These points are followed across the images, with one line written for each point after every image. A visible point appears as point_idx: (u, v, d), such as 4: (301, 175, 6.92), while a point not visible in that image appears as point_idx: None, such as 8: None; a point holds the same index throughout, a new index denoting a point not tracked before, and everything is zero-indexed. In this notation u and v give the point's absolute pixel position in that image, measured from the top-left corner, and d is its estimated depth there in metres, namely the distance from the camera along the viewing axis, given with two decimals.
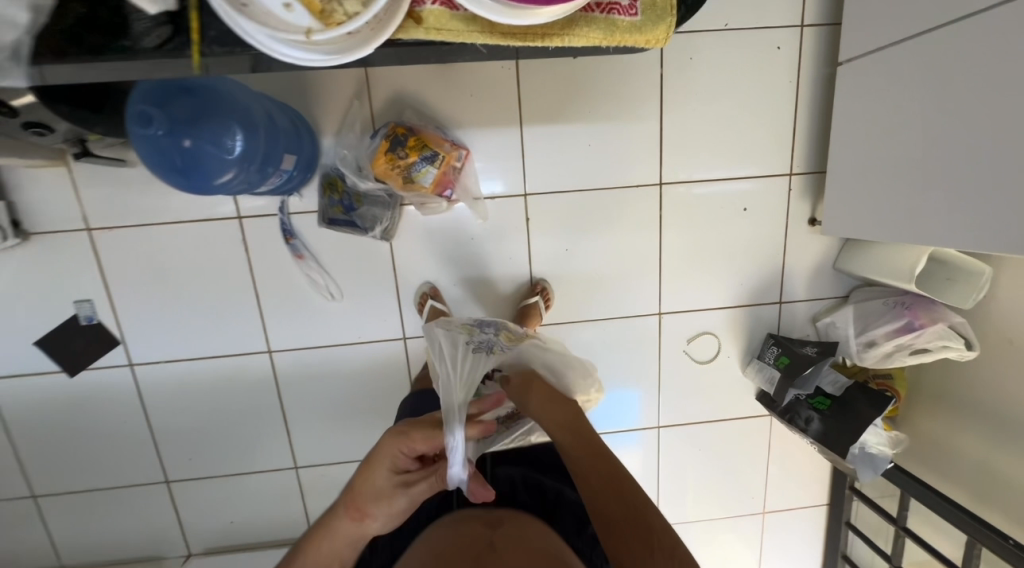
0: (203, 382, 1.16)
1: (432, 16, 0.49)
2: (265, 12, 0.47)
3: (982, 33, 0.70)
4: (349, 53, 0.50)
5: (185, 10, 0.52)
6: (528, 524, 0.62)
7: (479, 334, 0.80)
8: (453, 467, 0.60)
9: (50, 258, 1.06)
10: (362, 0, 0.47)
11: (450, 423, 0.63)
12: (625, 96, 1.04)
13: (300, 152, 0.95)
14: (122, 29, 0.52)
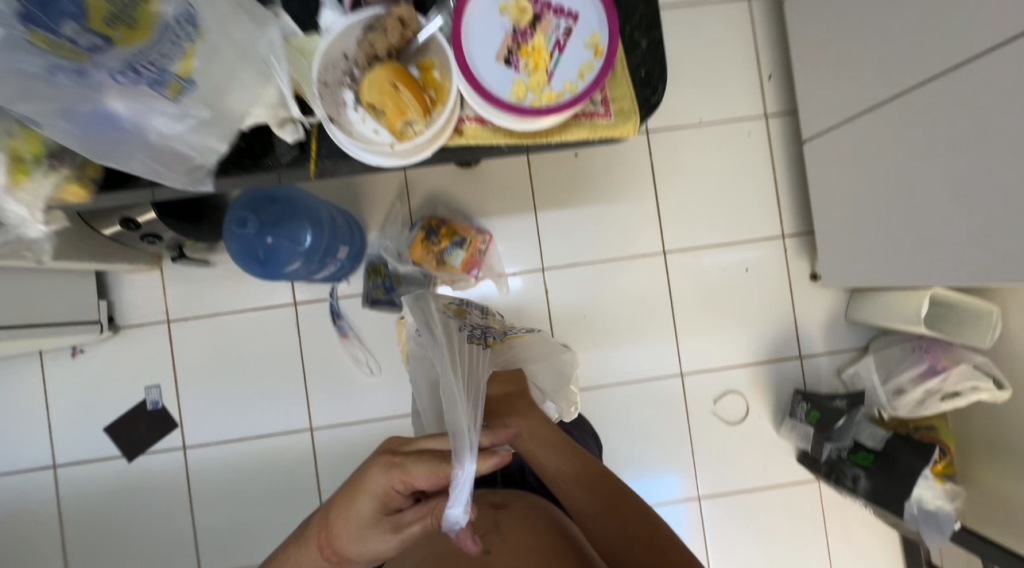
0: (249, 463, 1.22)
1: (470, 129, 0.54)
2: (351, 128, 0.54)
3: (914, 105, 0.83)
4: (410, 157, 0.53)
5: (310, 137, 0.61)
6: (528, 507, 0.73)
7: (470, 321, 0.73)
8: (454, 507, 0.49)
9: (132, 349, 1.21)
10: (430, 118, 0.52)
11: (458, 450, 0.49)
12: (623, 183, 1.22)
13: (352, 245, 1.15)
14: (265, 153, 0.61)
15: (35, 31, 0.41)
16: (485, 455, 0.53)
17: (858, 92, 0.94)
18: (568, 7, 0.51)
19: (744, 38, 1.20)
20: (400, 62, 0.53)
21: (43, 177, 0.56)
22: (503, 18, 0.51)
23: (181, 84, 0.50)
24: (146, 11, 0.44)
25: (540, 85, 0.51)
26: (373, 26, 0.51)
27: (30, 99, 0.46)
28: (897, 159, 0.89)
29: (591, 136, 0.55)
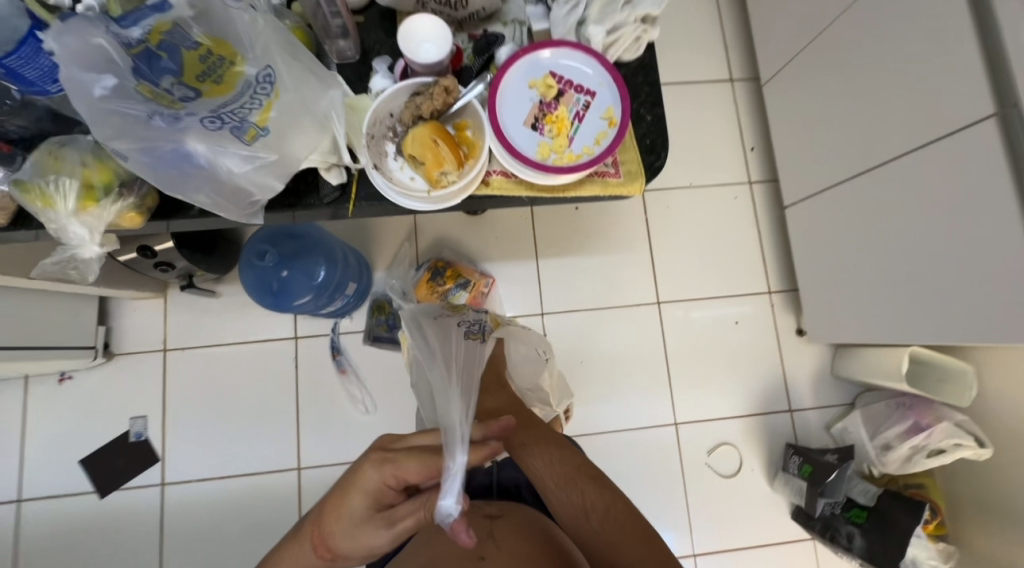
0: (228, 503, 1.16)
1: (495, 181, 0.60)
2: (390, 175, 0.59)
3: (886, 177, 0.94)
4: (441, 202, 0.58)
5: (352, 180, 0.61)
6: (524, 516, 0.75)
7: (467, 321, 0.82)
8: (446, 499, 0.55)
9: (123, 377, 1.19)
10: (463, 169, 0.58)
11: (449, 444, 0.57)
12: (619, 236, 1.30)
13: (360, 282, 1.19)
14: (309, 191, 0.61)
15: (143, 83, 0.46)
16: (476, 445, 0.62)
17: (836, 165, 1.05)
18: (586, 84, 0.59)
19: (729, 114, 1.34)
20: (440, 122, 0.59)
21: (111, 204, 0.57)
22: (531, 91, 0.59)
23: (257, 131, 0.51)
24: (232, 71, 0.48)
25: (562, 147, 0.58)
26: (421, 91, 0.57)
27: (121, 136, 0.47)
28: (874, 223, 0.98)
29: (603, 192, 0.61)
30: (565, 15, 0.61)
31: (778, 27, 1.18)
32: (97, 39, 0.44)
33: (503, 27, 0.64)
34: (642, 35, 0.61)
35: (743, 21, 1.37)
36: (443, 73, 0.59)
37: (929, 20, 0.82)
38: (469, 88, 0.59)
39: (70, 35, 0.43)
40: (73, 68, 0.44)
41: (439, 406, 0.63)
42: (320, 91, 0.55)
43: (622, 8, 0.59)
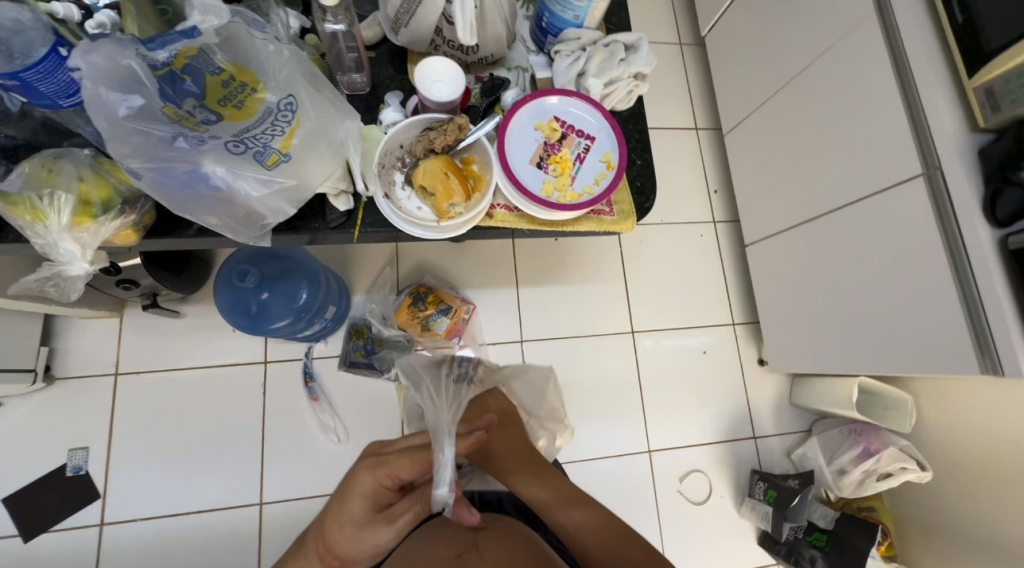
0: (177, 545, 1.06)
1: (499, 214, 0.62)
2: (399, 204, 0.61)
3: (834, 223, 1.04)
4: (446, 232, 0.60)
5: (358, 206, 0.62)
6: (509, 526, 0.73)
7: (456, 366, 0.91)
8: (441, 487, 0.61)
9: (65, 404, 1.08)
10: (470, 200, 0.60)
11: (436, 440, 0.64)
12: (595, 267, 1.35)
13: (340, 305, 1.17)
14: (315, 215, 0.61)
15: (167, 105, 0.46)
16: (464, 437, 0.71)
17: (790, 209, 1.17)
18: (587, 130, 0.64)
19: (695, 159, 1.46)
20: (450, 155, 0.61)
21: (107, 218, 0.56)
22: (536, 133, 0.63)
23: (279, 157, 0.52)
24: (254, 98, 0.50)
25: (565, 185, 0.62)
26: (434, 127, 0.60)
27: (136, 155, 0.47)
28: (825, 263, 1.08)
29: (598, 228, 0.65)
30: (567, 66, 0.67)
31: (737, 86, 1.31)
32: (126, 60, 0.43)
33: (508, 72, 0.69)
34: (633, 89, 0.68)
35: (705, 77, 1.51)
36: (455, 110, 0.62)
37: (865, 89, 0.95)
38: (479, 125, 0.61)
39: (96, 55, 0.41)
40: (100, 86, 0.43)
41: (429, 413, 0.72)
42: (338, 122, 0.56)
43: (617, 64, 0.66)
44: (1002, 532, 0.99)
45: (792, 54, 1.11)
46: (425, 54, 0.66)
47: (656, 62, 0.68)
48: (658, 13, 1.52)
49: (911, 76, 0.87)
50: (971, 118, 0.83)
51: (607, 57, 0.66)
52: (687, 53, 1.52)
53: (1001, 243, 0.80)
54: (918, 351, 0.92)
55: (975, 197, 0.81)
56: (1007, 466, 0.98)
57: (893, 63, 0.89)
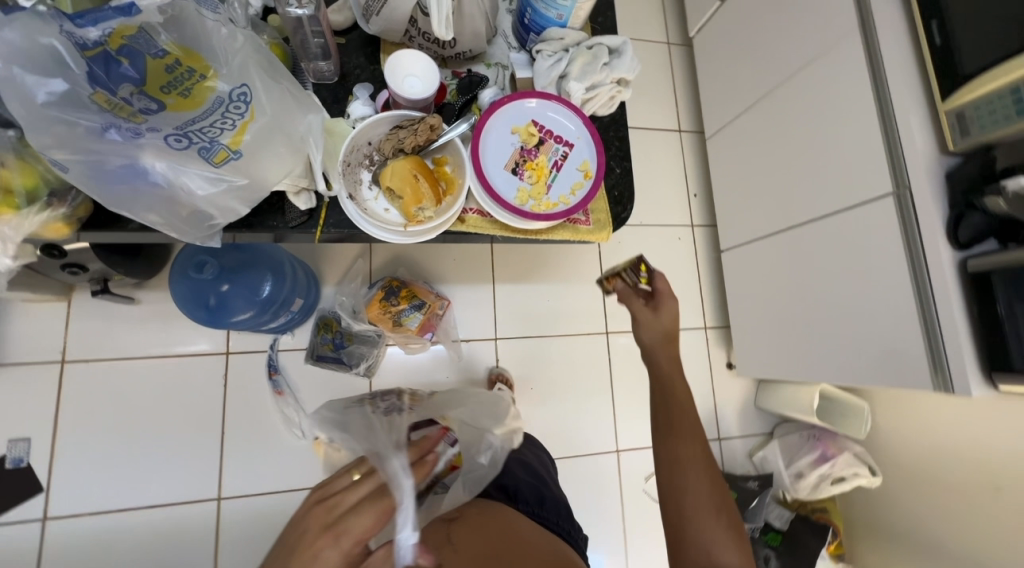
0: (128, 540, 1.02)
1: (471, 219, 0.61)
2: (367, 207, 0.59)
3: (808, 234, 1.06)
4: (413, 237, 0.57)
5: (321, 205, 0.60)
6: (485, 510, 0.64)
7: (381, 401, 0.68)
8: (404, 529, 0.44)
9: (4, 392, 1.01)
10: (440, 205, 0.57)
11: (387, 472, 0.46)
12: (573, 267, 1.34)
13: (307, 298, 1.12)
14: (272, 212, 0.59)
15: (98, 91, 0.42)
16: (418, 464, 0.50)
17: (767, 218, 1.18)
18: (566, 136, 0.62)
19: (677, 161, 1.45)
20: (420, 156, 0.58)
21: (31, 209, 0.52)
22: (512, 136, 0.61)
23: (228, 154, 0.48)
24: (202, 85, 0.46)
25: (540, 194, 0.60)
26: (405, 125, 0.57)
27: (60, 146, 0.43)
28: (796, 273, 1.10)
29: (573, 237, 0.64)
30: (549, 68, 0.66)
31: (722, 90, 1.30)
32: (46, 38, 0.40)
33: (488, 69, 0.67)
34: (617, 93, 0.67)
35: (691, 79, 1.50)
36: (429, 107, 0.59)
37: (845, 102, 0.95)
38: (453, 125, 0.58)
39: (13, 30, 0.39)
40: (14, 66, 0.40)
41: (359, 439, 0.53)
42: (299, 116, 0.54)
43: (600, 69, 0.66)
44: (939, 534, 1.05)
45: (776, 62, 1.11)
46: (398, 44, 0.63)
47: (638, 68, 0.68)
48: (647, 11, 1.50)
49: (888, 94, 0.88)
50: (940, 140, 0.85)
51: (590, 60, 0.66)
52: (675, 53, 1.50)
53: (960, 265, 0.82)
54: (876, 365, 0.95)
55: (941, 219, 0.83)
56: (950, 475, 1.03)
57: (871, 79, 0.90)
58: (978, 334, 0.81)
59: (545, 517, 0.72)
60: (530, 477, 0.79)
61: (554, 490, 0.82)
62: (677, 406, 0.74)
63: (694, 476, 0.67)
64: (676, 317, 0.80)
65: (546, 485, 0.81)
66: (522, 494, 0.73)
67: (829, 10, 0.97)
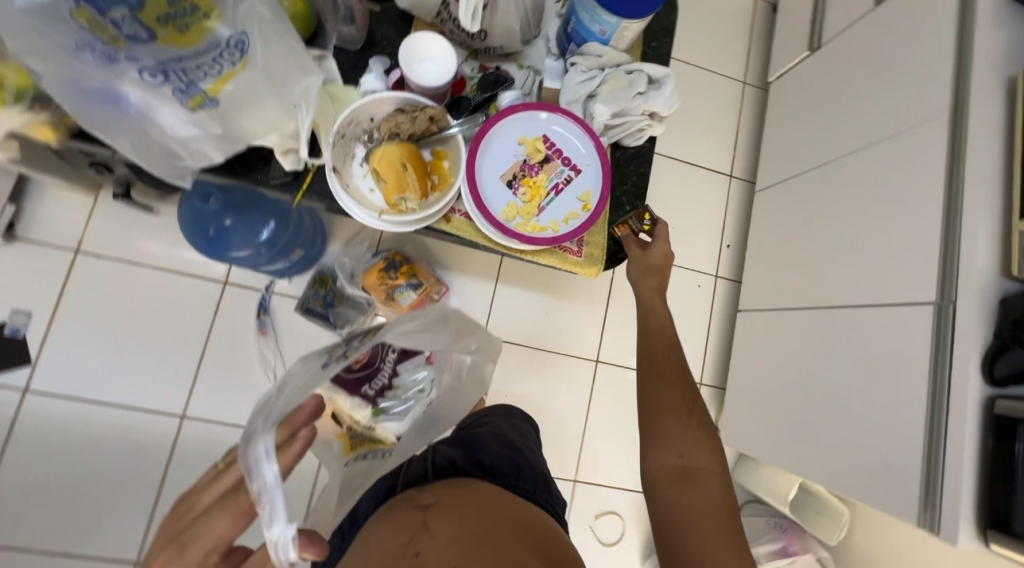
0: (92, 432, 1.05)
1: (457, 221, 0.67)
2: (353, 186, 0.64)
3: (834, 318, 0.97)
4: (391, 225, 0.63)
5: (308, 171, 0.66)
6: (462, 490, 0.62)
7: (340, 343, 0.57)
8: (275, 525, 0.37)
9: (18, 264, 1.06)
10: (422, 200, 0.63)
11: (249, 459, 0.38)
12: (580, 285, 1.28)
13: (309, 250, 1.11)
14: (260, 168, 0.66)
15: (80, 8, 0.40)
16: (284, 445, 0.43)
17: (795, 290, 1.09)
18: (575, 161, 0.68)
19: (719, 205, 1.37)
20: (416, 144, 0.64)
21: (17, 106, 0.53)
22: (519, 148, 0.66)
23: (204, 99, 0.50)
24: (202, 25, 0.45)
25: (529, 214, 0.66)
26: (405, 110, 0.62)
27: (36, 54, 0.43)
28: (810, 355, 1.02)
29: (559, 264, 0.73)
30: (579, 83, 0.72)
31: (786, 145, 1.21)
32: None
33: (519, 69, 0.73)
34: (645, 127, 0.74)
35: (757, 125, 1.41)
36: (440, 95, 0.65)
37: (912, 192, 0.87)
38: (456, 122, 0.65)
39: None
40: None
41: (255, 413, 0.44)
42: (298, 76, 0.56)
43: (633, 98, 0.72)
44: None
45: (850, 130, 1.02)
46: (430, 24, 0.69)
47: (674, 103, 0.74)
48: (730, 43, 1.42)
49: (960, 198, 0.80)
50: (1006, 263, 0.77)
51: (625, 86, 0.72)
52: (747, 94, 1.42)
53: (987, 402, 0.75)
54: (866, 477, 0.87)
55: (979, 348, 0.76)
56: None
57: (947, 177, 0.82)
58: (986, 480, 0.74)
59: (523, 487, 0.68)
60: (507, 446, 0.73)
61: (534, 458, 0.75)
62: (655, 333, 0.70)
63: (668, 390, 0.66)
64: (667, 256, 0.73)
65: (524, 455, 0.74)
66: (497, 466, 0.68)
67: (922, 90, 0.89)
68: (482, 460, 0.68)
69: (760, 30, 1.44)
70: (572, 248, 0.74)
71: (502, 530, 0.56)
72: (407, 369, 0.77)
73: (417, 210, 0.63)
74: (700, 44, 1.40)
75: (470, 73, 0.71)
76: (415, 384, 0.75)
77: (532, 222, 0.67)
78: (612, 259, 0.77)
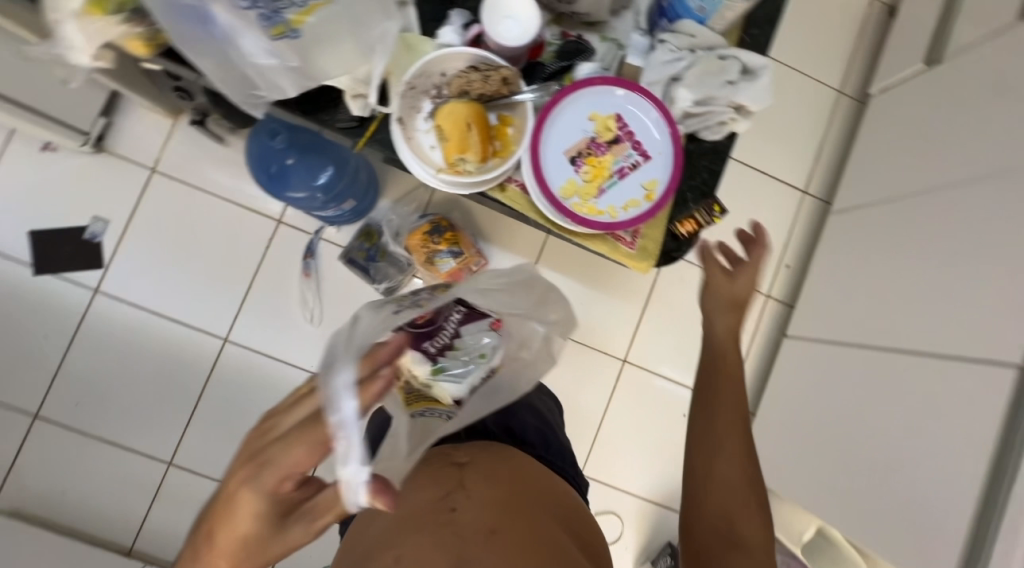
0: (146, 338, 1.14)
1: (511, 191, 0.66)
2: (416, 140, 0.63)
3: (898, 362, 0.90)
4: (446, 184, 0.63)
5: (373, 119, 0.66)
6: (495, 456, 0.64)
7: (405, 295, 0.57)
8: (348, 464, 0.41)
9: (103, 175, 1.14)
10: (480, 164, 0.62)
11: (330, 393, 0.41)
12: (621, 281, 1.24)
13: (360, 203, 1.13)
14: (328, 109, 0.66)
15: None
16: (367, 381, 0.43)
17: (856, 324, 1.01)
18: (645, 147, 0.65)
19: (785, 221, 1.28)
20: (485, 106, 0.63)
21: (116, 17, 0.55)
22: (589, 124, 0.64)
23: (286, 30, 0.51)
24: None
25: (588, 195, 0.64)
26: (480, 68, 0.62)
27: None
28: (859, 395, 0.95)
29: (609, 253, 0.70)
30: (665, 63, 0.68)
31: (877, 167, 1.10)
32: None
33: (600, 42, 0.69)
34: (727, 122, 0.69)
35: (846, 141, 1.29)
36: (516, 58, 0.64)
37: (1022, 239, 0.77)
38: (530, 88, 0.63)
39: None
40: None
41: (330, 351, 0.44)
42: (378, 18, 0.57)
43: (720, 88, 0.67)
44: None
45: (958, 160, 0.91)
46: None
47: (765, 97, 0.68)
48: (834, 46, 1.29)
49: None
50: None
51: (716, 71, 0.68)
52: (842, 104, 1.29)
53: None
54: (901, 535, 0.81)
55: None
56: None
57: None
58: None
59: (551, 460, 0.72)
60: (540, 420, 0.76)
61: (561, 434, 0.78)
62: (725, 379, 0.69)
63: (727, 447, 0.64)
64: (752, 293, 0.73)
65: (552, 428, 0.78)
66: (528, 436, 0.72)
67: None
68: (512, 426, 0.72)
69: (871, 36, 1.30)
70: (626, 238, 0.71)
71: (533, 503, 0.60)
72: (472, 331, 0.58)
73: (475, 173, 0.63)
74: (799, 44, 1.28)
75: (550, 39, 0.67)
76: (478, 348, 0.57)
77: (589, 204, 0.65)
78: (666, 257, 0.73)
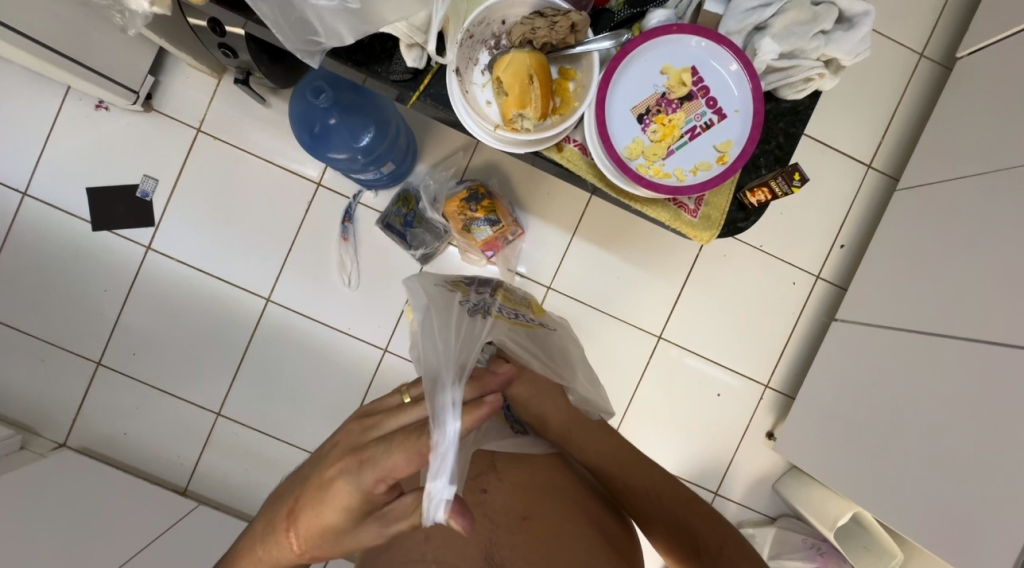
0: (195, 294, 1.19)
1: (569, 151, 0.63)
2: (473, 98, 0.62)
3: (963, 353, 0.85)
4: (502, 143, 0.61)
5: (427, 72, 0.64)
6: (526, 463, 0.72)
7: (474, 293, 0.67)
8: (437, 481, 0.40)
9: (153, 134, 1.17)
10: (539, 122, 0.60)
11: (435, 404, 0.42)
12: (662, 256, 1.19)
13: (399, 166, 1.12)
14: (381, 61, 0.64)
15: None
16: (472, 405, 0.45)
17: (916, 310, 0.95)
18: (722, 104, 0.61)
19: (844, 197, 1.19)
20: (548, 55, 0.60)
21: None
22: (661, 78, 0.60)
23: None
24: None
25: (655, 156, 0.61)
26: (546, 14, 0.58)
27: None
28: (914, 384, 0.90)
29: (671, 220, 0.67)
30: (748, 11, 0.62)
31: (957, 135, 0.99)
32: None
33: None
34: (814, 78, 0.63)
35: (922, 110, 1.17)
36: (581, 3, 0.61)
37: None
38: (600, 37, 0.59)
39: None
40: None
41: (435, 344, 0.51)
42: None
43: (811, 39, 0.62)
44: None
45: None
46: None
47: (858, 52, 0.64)
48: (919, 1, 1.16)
49: None
50: None
51: (805, 19, 0.62)
52: (921, 67, 1.17)
53: None
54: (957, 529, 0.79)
55: None
56: None
57: None
58: None
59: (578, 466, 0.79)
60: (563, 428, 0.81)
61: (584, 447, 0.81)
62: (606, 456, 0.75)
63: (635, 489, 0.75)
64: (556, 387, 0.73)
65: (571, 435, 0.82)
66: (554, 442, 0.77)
67: None
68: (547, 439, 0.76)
69: None
70: (688, 207, 0.67)
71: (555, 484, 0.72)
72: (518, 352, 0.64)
73: (533, 131, 0.61)
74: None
75: None
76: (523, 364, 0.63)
77: (655, 166, 0.61)
78: (730, 227, 0.70)
